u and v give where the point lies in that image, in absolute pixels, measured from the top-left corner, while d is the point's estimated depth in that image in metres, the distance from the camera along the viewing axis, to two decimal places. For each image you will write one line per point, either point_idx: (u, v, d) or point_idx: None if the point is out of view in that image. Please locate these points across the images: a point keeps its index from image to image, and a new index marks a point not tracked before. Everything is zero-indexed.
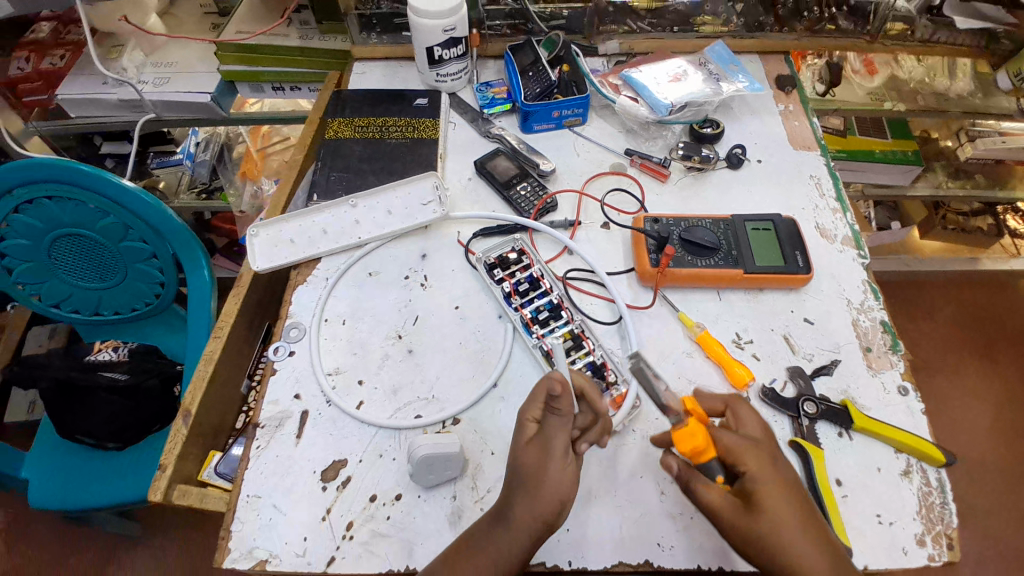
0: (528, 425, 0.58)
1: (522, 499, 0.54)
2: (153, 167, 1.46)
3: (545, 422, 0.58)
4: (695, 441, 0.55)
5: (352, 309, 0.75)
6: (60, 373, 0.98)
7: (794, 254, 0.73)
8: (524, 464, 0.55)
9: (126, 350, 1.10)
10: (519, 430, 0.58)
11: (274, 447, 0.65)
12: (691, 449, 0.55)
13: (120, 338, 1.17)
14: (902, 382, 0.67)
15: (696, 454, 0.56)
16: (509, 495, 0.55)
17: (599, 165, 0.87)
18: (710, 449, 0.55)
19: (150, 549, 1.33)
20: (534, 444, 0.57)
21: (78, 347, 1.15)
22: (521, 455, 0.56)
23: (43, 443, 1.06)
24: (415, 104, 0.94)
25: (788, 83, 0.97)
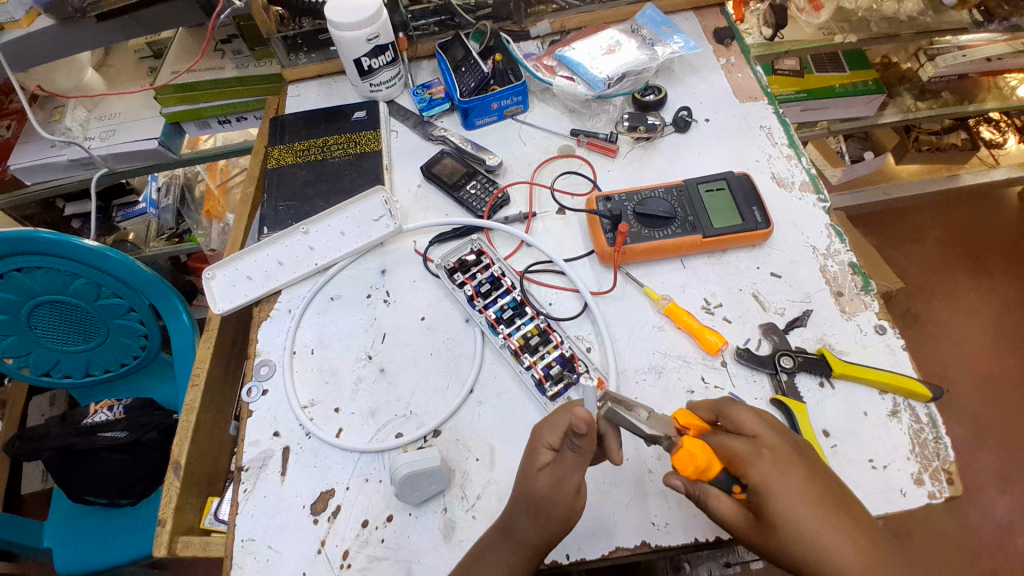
0: (546, 453, 0.55)
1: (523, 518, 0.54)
2: (119, 221, 1.43)
3: (565, 452, 0.55)
4: (696, 461, 0.51)
5: (319, 337, 0.74)
6: (60, 440, 0.99)
7: (750, 210, 0.72)
8: (547, 495, 0.53)
9: (122, 406, 1.07)
10: (536, 458, 0.55)
11: (262, 488, 0.64)
12: (695, 470, 0.52)
13: (114, 395, 1.16)
14: (877, 321, 0.67)
15: (702, 472, 0.52)
16: (525, 522, 0.54)
17: (546, 151, 0.85)
18: (715, 464, 0.52)
19: None
20: (541, 470, 0.55)
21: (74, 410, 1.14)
22: (539, 483, 0.54)
23: (58, 512, 1.04)
24: (353, 118, 0.92)
25: (726, 36, 0.95)
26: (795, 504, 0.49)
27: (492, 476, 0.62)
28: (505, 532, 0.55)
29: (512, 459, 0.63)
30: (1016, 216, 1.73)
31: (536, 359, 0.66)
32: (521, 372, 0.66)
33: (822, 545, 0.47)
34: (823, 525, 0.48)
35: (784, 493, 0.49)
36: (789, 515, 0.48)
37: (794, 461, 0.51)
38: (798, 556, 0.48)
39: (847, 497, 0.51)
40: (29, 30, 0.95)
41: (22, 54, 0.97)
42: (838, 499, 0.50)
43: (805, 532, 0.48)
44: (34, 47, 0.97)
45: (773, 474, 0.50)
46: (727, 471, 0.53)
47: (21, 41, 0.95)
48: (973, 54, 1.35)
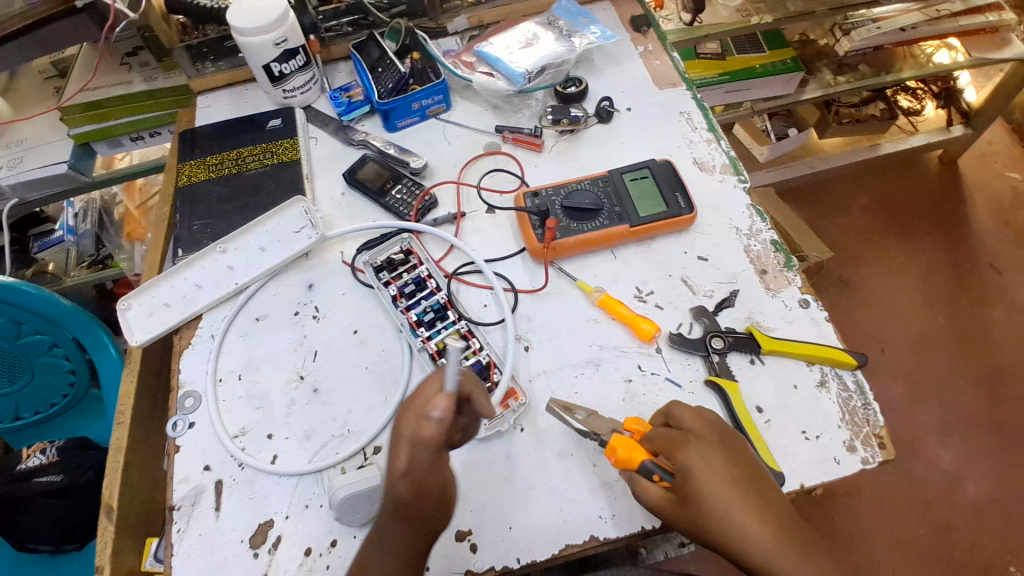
0: None
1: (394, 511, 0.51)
2: (35, 252, 1.31)
3: None
4: (616, 449, 0.55)
5: (247, 361, 0.70)
6: None
7: (674, 196, 0.72)
8: None
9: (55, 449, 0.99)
10: None
11: (195, 526, 0.60)
12: (619, 459, 0.55)
13: (46, 438, 1.09)
14: (800, 296, 0.69)
15: (627, 463, 0.55)
16: None
17: (472, 149, 0.84)
18: (637, 453, 0.54)
19: None
20: None
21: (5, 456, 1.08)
22: None
23: None
24: (269, 127, 0.88)
25: (642, 23, 0.95)
26: (713, 482, 0.51)
27: None
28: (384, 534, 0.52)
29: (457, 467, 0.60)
30: (936, 180, 1.84)
31: None
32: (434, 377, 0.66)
33: (735, 521, 0.49)
34: (740, 502, 0.50)
35: (705, 473, 0.51)
36: (709, 493, 0.50)
37: (716, 444, 0.53)
38: (714, 533, 0.50)
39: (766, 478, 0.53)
40: None
41: None
42: (755, 478, 0.52)
43: (722, 509, 0.50)
44: None
45: (696, 455, 0.52)
46: (650, 461, 0.54)
47: None
48: (887, 25, 1.38)
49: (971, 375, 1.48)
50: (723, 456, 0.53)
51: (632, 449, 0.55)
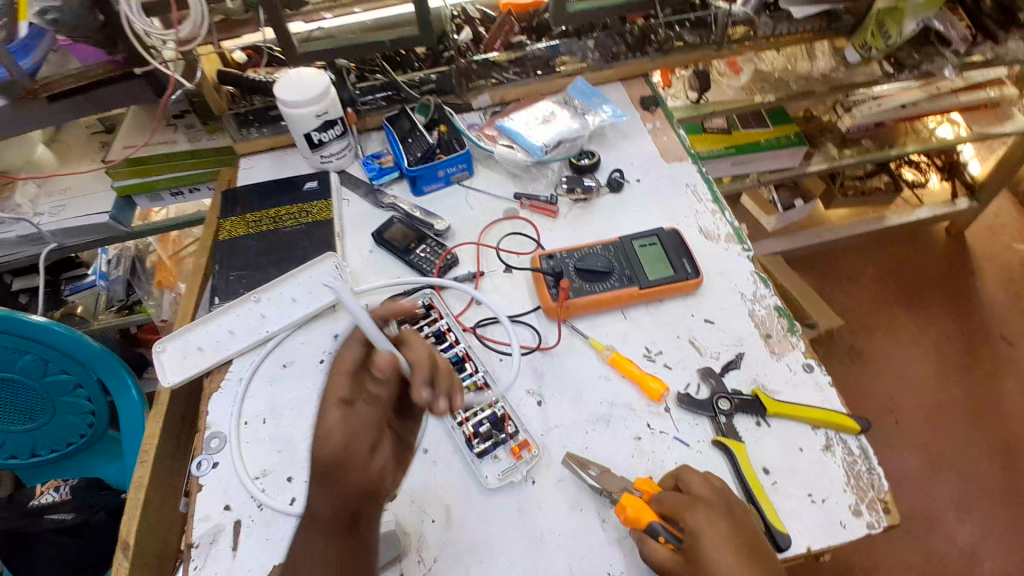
0: None
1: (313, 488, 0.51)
2: (66, 295, 1.38)
3: None
4: (626, 508, 0.57)
5: (271, 406, 0.73)
6: (7, 523, 1.01)
7: (681, 262, 0.77)
8: None
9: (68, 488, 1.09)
10: None
11: (212, 565, 0.62)
12: (628, 518, 0.57)
13: (59, 476, 1.12)
14: (805, 360, 0.71)
15: (635, 522, 0.57)
16: None
17: (492, 213, 0.90)
18: (645, 514, 0.57)
19: None
20: None
21: (21, 493, 1.10)
22: None
23: None
24: (305, 188, 0.95)
25: (651, 103, 1.04)
26: (720, 548, 0.53)
27: (450, 537, 0.61)
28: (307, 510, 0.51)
29: (467, 518, 0.62)
30: (943, 252, 1.87)
31: (469, 415, 0.68)
32: (453, 427, 0.68)
33: None
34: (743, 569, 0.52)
35: (712, 539, 0.53)
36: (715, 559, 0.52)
37: (723, 511, 0.56)
38: None
39: (764, 548, 0.55)
40: None
41: None
42: (757, 548, 0.54)
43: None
44: None
45: (704, 521, 0.55)
46: (658, 521, 0.56)
47: None
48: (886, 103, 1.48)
49: (990, 449, 1.46)
50: (729, 523, 0.55)
51: (641, 508, 0.57)
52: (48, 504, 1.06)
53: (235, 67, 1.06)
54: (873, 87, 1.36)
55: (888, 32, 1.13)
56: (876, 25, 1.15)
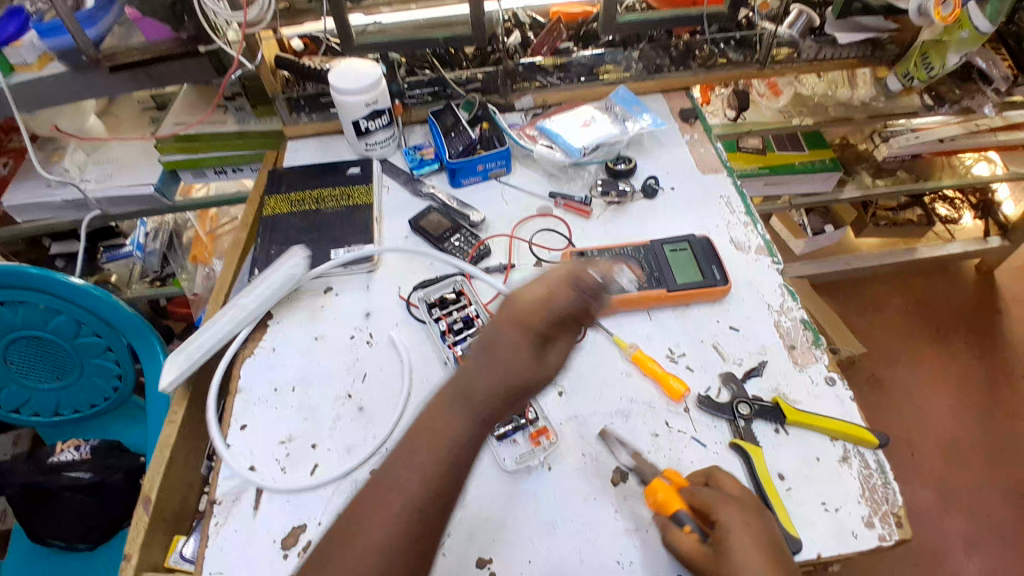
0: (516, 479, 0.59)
1: (484, 376, 0.52)
2: (103, 262, 1.44)
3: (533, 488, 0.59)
4: (656, 493, 0.59)
5: (302, 375, 0.76)
6: (25, 477, 1.00)
7: (710, 268, 0.78)
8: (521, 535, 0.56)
9: (90, 446, 1.08)
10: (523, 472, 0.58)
11: (234, 521, 0.65)
12: (655, 500, 0.59)
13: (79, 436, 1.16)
14: (827, 373, 0.72)
15: (663, 506, 0.59)
16: None
17: (526, 209, 0.92)
18: (674, 501, 0.58)
19: None
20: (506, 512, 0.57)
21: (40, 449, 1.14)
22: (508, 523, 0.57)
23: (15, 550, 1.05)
24: (348, 173, 0.99)
25: (691, 115, 1.06)
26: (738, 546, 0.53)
27: (464, 514, 0.63)
28: (463, 390, 0.52)
29: (482, 496, 0.64)
30: (972, 289, 1.85)
31: None
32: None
33: None
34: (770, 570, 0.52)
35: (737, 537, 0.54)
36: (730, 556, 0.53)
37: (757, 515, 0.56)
38: None
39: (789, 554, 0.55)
40: (42, 73, 1.02)
41: (31, 96, 1.04)
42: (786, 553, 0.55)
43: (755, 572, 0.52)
44: (45, 89, 1.03)
45: (738, 518, 0.55)
46: (685, 511, 0.58)
47: (32, 84, 1.02)
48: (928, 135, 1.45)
49: (1006, 489, 1.44)
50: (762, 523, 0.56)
51: (671, 492, 0.59)
52: (66, 462, 1.05)
53: (292, 53, 1.11)
54: (914, 118, 1.36)
55: (930, 62, 1.11)
56: (920, 57, 1.14)
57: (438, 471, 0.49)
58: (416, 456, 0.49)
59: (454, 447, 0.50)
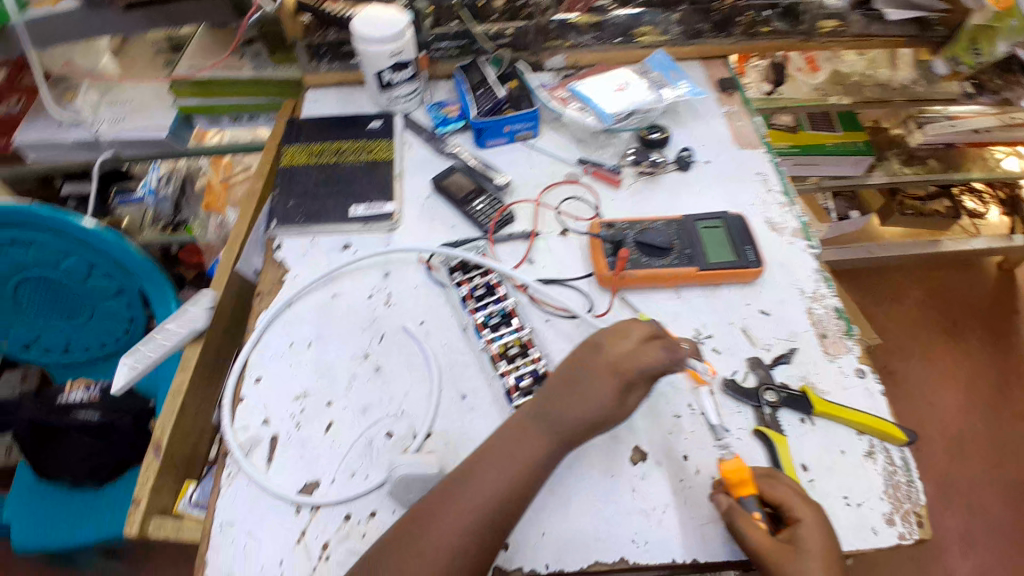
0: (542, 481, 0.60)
1: (567, 409, 0.59)
2: (114, 205, 1.39)
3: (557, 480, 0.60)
4: (735, 472, 0.56)
5: (318, 331, 0.74)
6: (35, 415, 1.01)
7: (745, 249, 0.75)
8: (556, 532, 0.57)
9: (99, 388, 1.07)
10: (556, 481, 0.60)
11: (246, 474, 0.64)
12: (730, 478, 0.56)
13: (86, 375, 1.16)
14: (858, 365, 0.70)
15: (737, 486, 0.56)
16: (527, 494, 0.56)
17: (553, 175, 0.88)
18: (750, 487, 0.55)
19: None
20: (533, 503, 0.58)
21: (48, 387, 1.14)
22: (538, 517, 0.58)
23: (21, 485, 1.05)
24: (369, 128, 0.95)
25: (730, 86, 1.00)
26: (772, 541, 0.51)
27: None
28: (545, 415, 0.59)
29: None
30: (992, 286, 1.80)
31: (511, 368, 0.68)
32: (495, 378, 0.68)
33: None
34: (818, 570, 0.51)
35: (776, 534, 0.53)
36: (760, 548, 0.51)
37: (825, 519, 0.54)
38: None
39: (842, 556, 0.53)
40: (57, 10, 0.98)
41: (47, 34, 1.00)
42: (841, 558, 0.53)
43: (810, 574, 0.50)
44: (59, 26, 0.99)
45: (812, 521, 0.53)
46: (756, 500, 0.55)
47: (47, 20, 0.98)
48: (960, 125, 1.42)
49: (1007, 489, 1.42)
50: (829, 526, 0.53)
51: (752, 478, 0.56)
52: (76, 401, 1.05)
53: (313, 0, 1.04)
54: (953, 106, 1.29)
55: (979, 50, 1.11)
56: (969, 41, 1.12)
57: (516, 489, 0.56)
58: (490, 471, 0.56)
59: (534, 468, 0.57)
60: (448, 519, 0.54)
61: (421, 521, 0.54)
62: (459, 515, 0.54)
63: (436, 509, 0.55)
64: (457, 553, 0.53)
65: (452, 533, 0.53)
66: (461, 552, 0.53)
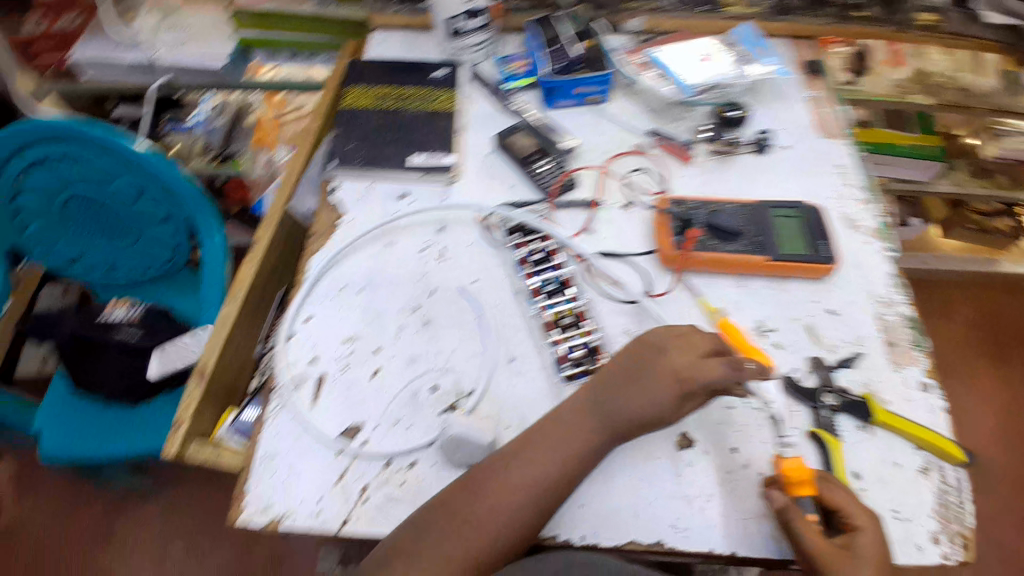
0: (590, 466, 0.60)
1: (625, 402, 0.58)
2: (164, 134, 1.30)
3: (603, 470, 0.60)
4: (794, 469, 0.55)
5: (370, 278, 0.74)
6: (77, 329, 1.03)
7: (819, 243, 0.71)
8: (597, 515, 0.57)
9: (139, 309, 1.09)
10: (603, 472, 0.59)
11: (290, 409, 0.65)
12: (790, 476, 0.55)
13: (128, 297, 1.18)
14: (923, 378, 0.66)
15: (796, 484, 0.54)
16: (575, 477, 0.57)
17: (621, 143, 0.85)
18: (809, 488, 0.54)
19: (166, 498, 1.37)
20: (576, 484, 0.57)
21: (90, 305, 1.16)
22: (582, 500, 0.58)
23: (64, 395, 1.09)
24: (433, 76, 0.92)
25: (817, 69, 0.94)
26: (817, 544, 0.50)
27: None
28: (602, 407, 0.58)
29: None
30: None
31: (563, 337, 0.67)
32: (544, 346, 0.67)
33: None
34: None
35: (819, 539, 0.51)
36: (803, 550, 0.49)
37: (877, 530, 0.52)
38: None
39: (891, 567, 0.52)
40: None
41: None
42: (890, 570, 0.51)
43: None
44: None
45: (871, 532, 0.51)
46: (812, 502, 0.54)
47: None
48: None
49: None
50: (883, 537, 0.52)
51: (814, 480, 0.54)
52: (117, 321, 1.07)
53: None
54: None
55: None
56: None
57: (565, 476, 0.56)
58: (546, 452, 0.57)
59: (585, 456, 0.57)
60: (497, 495, 0.55)
61: (471, 490, 0.56)
62: (507, 495, 0.55)
63: (486, 483, 0.56)
64: (508, 526, 0.55)
65: (501, 507, 0.55)
66: (509, 526, 0.55)
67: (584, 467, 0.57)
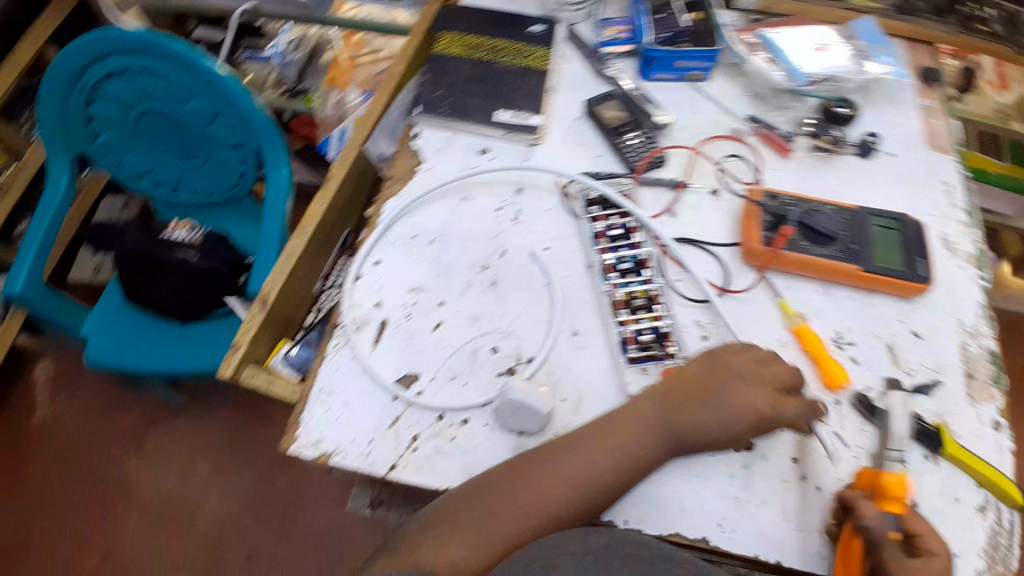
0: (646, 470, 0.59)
1: (701, 414, 0.58)
2: (241, 61, 1.42)
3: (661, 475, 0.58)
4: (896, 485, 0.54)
5: (442, 230, 0.74)
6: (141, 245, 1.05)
7: (916, 261, 0.67)
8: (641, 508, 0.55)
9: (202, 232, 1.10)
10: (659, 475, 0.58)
11: (352, 349, 0.66)
12: (885, 487, 0.54)
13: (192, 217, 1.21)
14: (997, 417, 0.63)
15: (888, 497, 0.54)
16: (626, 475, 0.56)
17: (717, 126, 0.82)
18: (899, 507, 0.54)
19: (202, 410, 1.43)
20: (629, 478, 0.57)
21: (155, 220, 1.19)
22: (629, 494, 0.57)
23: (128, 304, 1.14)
24: (529, 31, 0.90)
25: (933, 77, 0.88)
26: None
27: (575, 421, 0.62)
28: (670, 409, 0.58)
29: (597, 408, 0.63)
30: None
31: (632, 319, 0.66)
32: (612, 325, 0.66)
33: None
34: None
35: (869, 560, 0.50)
36: None
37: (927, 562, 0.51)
38: None
39: None
40: None
41: None
42: None
43: None
44: None
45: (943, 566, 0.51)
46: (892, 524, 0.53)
47: None
48: None
49: None
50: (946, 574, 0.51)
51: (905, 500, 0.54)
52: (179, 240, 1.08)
53: None
54: None
55: None
56: None
57: (621, 472, 0.56)
58: (608, 444, 0.57)
59: (645, 459, 0.57)
60: (547, 477, 0.56)
61: (520, 467, 0.56)
62: (557, 483, 0.55)
63: (541, 462, 0.56)
64: (558, 513, 0.55)
65: (552, 489, 0.55)
66: (557, 510, 0.55)
67: (641, 468, 0.57)
